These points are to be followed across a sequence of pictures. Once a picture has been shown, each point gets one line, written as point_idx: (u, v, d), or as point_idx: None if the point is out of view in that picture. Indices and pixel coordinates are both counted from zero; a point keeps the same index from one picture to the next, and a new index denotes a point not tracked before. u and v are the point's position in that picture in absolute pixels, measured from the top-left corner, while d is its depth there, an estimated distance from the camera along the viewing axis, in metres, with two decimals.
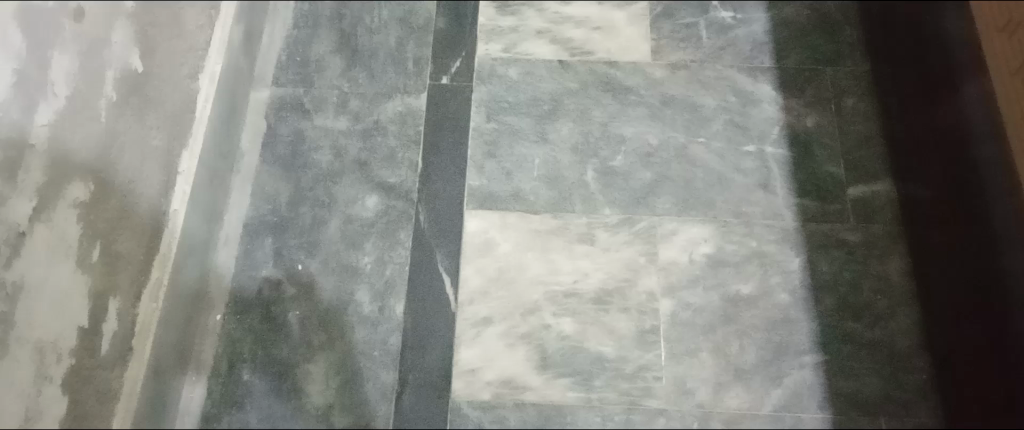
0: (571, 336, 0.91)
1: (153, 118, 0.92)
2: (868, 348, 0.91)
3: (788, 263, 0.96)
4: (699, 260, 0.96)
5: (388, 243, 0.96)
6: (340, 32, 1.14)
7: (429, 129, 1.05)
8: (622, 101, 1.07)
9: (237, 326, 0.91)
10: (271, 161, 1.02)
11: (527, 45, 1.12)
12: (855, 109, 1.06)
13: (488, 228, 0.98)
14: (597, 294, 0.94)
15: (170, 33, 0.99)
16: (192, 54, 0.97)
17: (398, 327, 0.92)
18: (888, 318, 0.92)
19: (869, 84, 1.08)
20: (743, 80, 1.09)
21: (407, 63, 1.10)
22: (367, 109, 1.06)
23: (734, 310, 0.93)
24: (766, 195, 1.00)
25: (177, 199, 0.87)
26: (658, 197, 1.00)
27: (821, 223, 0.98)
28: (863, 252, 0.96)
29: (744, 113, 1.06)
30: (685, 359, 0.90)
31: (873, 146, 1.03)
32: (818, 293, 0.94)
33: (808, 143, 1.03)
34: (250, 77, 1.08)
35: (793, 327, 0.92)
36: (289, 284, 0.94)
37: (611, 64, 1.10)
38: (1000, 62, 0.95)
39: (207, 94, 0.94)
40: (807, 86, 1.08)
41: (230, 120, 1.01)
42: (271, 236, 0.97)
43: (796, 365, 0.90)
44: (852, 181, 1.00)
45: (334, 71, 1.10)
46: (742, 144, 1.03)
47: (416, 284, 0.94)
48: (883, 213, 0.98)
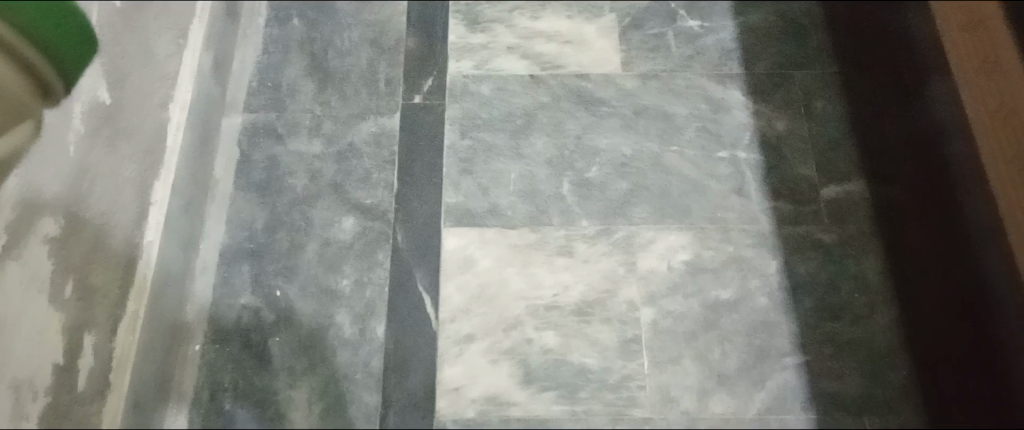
0: (553, 349, 0.91)
1: (125, 147, 0.89)
2: (848, 348, 0.91)
3: (766, 267, 0.96)
4: (678, 267, 0.96)
5: (367, 265, 0.96)
6: (311, 56, 1.14)
7: (404, 149, 1.05)
8: (595, 113, 1.08)
9: (217, 356, 0.91)
10: (246, 187, 1.02)
11: (498, 62, 1.13)
12: (824, 111, 1.07)
13: (467, 245, 0.98)
14: (579, 306, 0.94)
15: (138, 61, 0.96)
16: (161, 83, 0.96)
17: (381, 349, 0.91)
18: (867, 317, 0.93)
19: (837, 87, 1.09)
20: (714, 87, 1.10)
21: (379, 83, 1.11)
22: (341, 132, 1.06)
23: (715, 316, 0.93)
24: (741, 200, 1.01)
25: (152, 230, 0.87)
26: (634, 207, 1.00)
27: (796, 225, 0.99)
28: (838, 252, 0.97)
29: (716, 120, 1.07)
30: (669, 367, 0.90)
31: (844, 147, 1.04)
32: (796, 296, 0.95)
33: (779, 147, 1.04)
34: (222, 104, 1.08)
35: (773, 330, 0.93)
36: (268, 310, 0.93)
37: (583, 77, 1.11)
38: (963, 61, 1.00)
39: (179, 122, 0.95)
40: (776, 91, 1.09)
41: (202, 148, 1.00)
42: (248, 263, 0.96)
43: (778, 368, 0.90)
44: (825, 183, 1.01)
45: (307, 95, 1.10)
46: (715, 151, 1.04)
47: (397, 305, 0.94)
48: (857, 213, 0.99)
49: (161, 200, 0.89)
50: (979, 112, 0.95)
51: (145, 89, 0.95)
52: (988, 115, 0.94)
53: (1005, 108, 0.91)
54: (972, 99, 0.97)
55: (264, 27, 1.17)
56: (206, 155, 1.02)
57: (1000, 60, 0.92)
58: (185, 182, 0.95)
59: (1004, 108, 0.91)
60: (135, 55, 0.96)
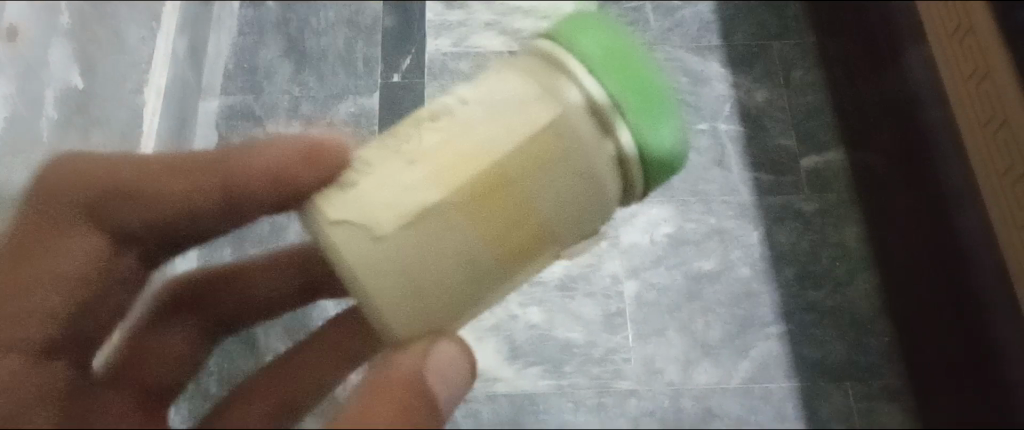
0: (538, 325, 0.92)
1: (99, 138, 0.84)
2: (830, 315, 0.93)
3: (747, 237, 0.97)
4: (660, 240, 0.97)
5: None
6: (287, 37, 1.12)
7: (383, 129, 1.04)
8: None
9: None
10: None
11: (476, 39, 1.12)
12: (803, 81, 1.08)
13: None
14: (562, 281, 0.94)
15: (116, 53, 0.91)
16: (133, 70, 0.92)
17: None
18: (848, 284, 0.94)
19: (817, 56, 1.09)
20: (693, 60, 1.10)
21: (356, 63, 1.10)
22: (320, 112, 1.06)
23: (697, 287, 0.94)
24: (721, 172, 1.01)
25: None
26: None
27: (776, 195, 1.00)
28: (819, 221, 0.98)
29: (695, 93, 1.07)
30: (653, 339, 0.91)
31: (823, 116, 1.05)
32: (778, 264, 0.95)
33: (759, 116, 1.05)
34: (196, 87, 1.06)
35: (756, 300, 0.93)
36: None
37: None
38: (936, 20, 0.94)
39: (153, 108, 0.94)
40: (755, 62, 1.09)
41: (178, 133, 1.00)
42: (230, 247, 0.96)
43: (761, 337, 0.91)
44: (805, 153, 1.02)
45: (284, 77, 1.09)
46: (695, 123, 1.04)
47: None
48: (836, 182, 1.01)
49: None
50: (954, 78, 0.91)
51: (117, 74, 0.89)
52: (963, 79, 0.89)
53: (979, 73, 0.87)
54: (946, 62, 0.92)
55: (236, 8, 1.15)
56: (183, 140, 1.01)
57: (973, 24, 0.88)
58: None
59: (979, 72, 0.87)
60: (108, 38, 0.88)
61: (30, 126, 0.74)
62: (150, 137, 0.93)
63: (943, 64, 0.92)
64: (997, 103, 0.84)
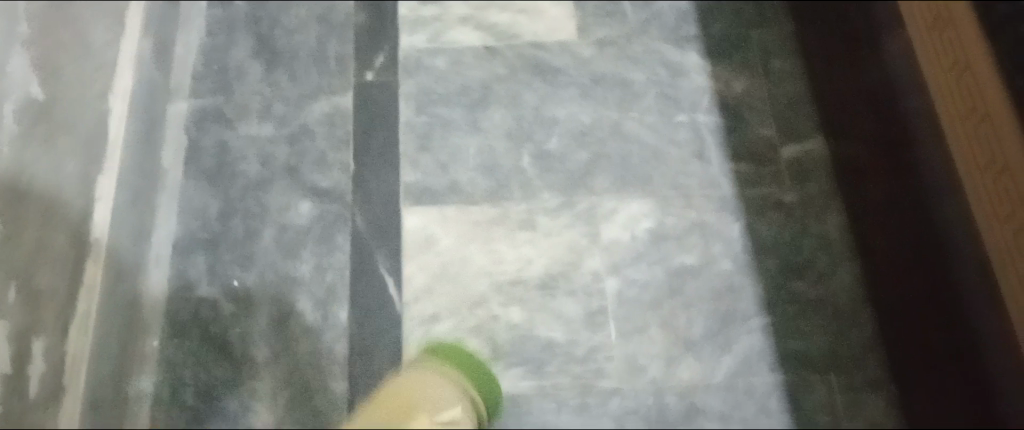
0: (519, 325, 0.91)
1: (65, 145, 0.82)
2: (813, 307, 0.92)
3: (728, 231, 0.96)
4: (641, 235, 0.96)
5: (325, 249, 0.96)
6: (258, 36, 1.10)
7: (358, 128, 1.03)
8: (552, 83, 1.06)
9: (176, 349, 0.91)
10: (197, 176, 1.00)
11: (450, 34, 1.10)
12: (782, 70, 1.06)
13: (428, 224, 0.97)
14: (543, 280, 0.93)
15: (90, 63, 0.88)
16: (99, 75, 0.89)
17: (344, 332, 0.91)
18: (830, 274, 0.93)
19: (795, 45, 1.08)
20: (671, 51, 1.08)
21: (330, 62, 1.08)
22: (293, 113, 1.04)
23: (679, 282, 0.93)
24: (701, 164, 1.00)
25: (98, 227, 0.86)
26: (595, 177, 0.99)
27: (757, 187, 0.99)
28: (800, 212, 0.97)
29: (674, 85, 1.06)
30: (635, 336, 0.90)
31: (802, 104, 1.03)
32: (758, 257, 0.94)
33: (738, 108, 1.04)
34: (166, 88, 1.04)
35: (738, 294, 0.93)
36: (226, 301, 0.93)
37: (538, 46, 1.09)
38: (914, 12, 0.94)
39: (120, 112, 0.92)
40: (734, 52, 1.08)
41: (147, 137, 0.97)
42: (203, 252, 0.96)
43: (743, 332, 0.91)
44: (785, 143, 1.01)
45: (255, 77, 1.07)
46: (675, 116, 1.03)
47: (358, 288, 0.94)
48: (818, 173, 0.99)
49: (108, 194, 0.88)
50: (934, 69, 0.91)
51: (83, 77, 0.86)
52: (943, 71, 0.89)
53: (959, 64, 0.86)
54: (925, 56, 0.92)
55: (206, 7, 1.12)
56: (154, 146, 0.99)
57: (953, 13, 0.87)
58: (132, 176, 0.93)
59: (958, 65, 0.87)
60: (70, 42, 0.85)
61: None
62: (119, 141, 0.91)
63: (921, 59, 0.93)
64: (976, 97, 0.84)
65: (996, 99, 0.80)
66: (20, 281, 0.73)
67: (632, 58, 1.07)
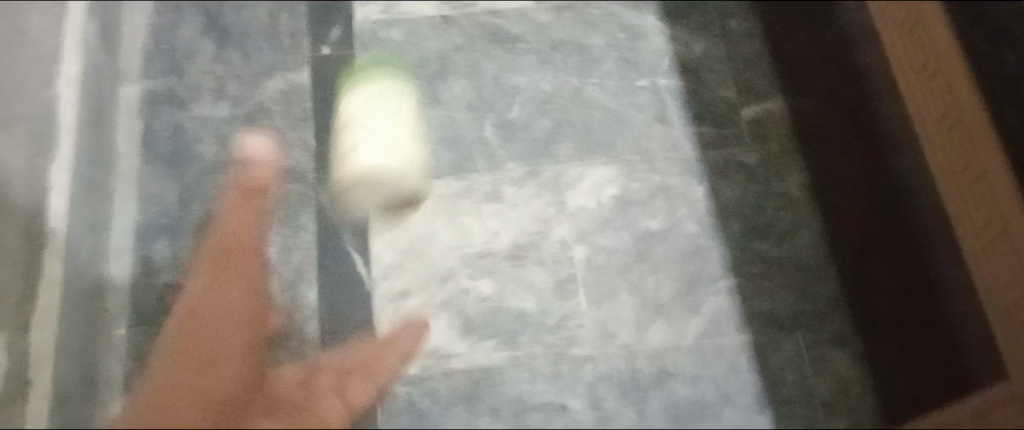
0: (490, 297, 0.91)
1: (8, 137, 0.80)
2: (778, 266, 0.93)
3: (693, 194, 0.97)
4: (607, 202, 0.96)
5: (290, 230, 0.94)
6: (206, 13, 1.07)
7: (316, 105, 1.01)
8: (512, 51, 1.05)
9: (144, 338, 0.90)
10: (152, 162, 0.98)
11: (405, 3, 1.08)
12: (740, 30, 1.06)
13: (393, 200, 0.96)
14: (511, 251, 0.93)
15: (29, 49, 0.85)
16: (41, 61, 0.87)
17: (315, 313, 0.91)
18: (794, 233, 0.95)
19: (752, 4, 1.08)
20: (629, 14, 1.08)
21: (283, 38, 1.05)
22: (248, 92, 1.02)
23: (646, 247, 0.94)
24: (664, 128, 1.00)
25: (53, 218, 0.84)
26: (559, 145, 0.99)
27: (719, 149, 0.99)
28: (762, 173, 0.98)
29: (634, 48, 1.05)
30: (605, 303, 0.91)
31: (761, 64, 1.04)
32: (723, 219, 0.96)
33: (698, 70, 1.04)
34: (114, 73, 1.01)
35: (704, 255, 0.94)
36: (191, 287, 0.92)
37: (495, 13, 1.07)
38: None
39: (68, 98, 0.89)
40: (691, 13, 1.08)
41: (97, 124, 0.95)
42: (165, 239, 0.94)
43: (711, 293, 0.92)
44: (745, 104, 1.02)
45: (206, 56, 1.04)
46: (635, 80, 1.03)
47: (326, 269, 0.93)
48: (779, 132, 1.00)
49: (60, 185, 0.86)
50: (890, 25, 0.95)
51: (23, 66, 0.84)
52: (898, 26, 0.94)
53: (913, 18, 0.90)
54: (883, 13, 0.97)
55: None
56: (105, 133, 0.96)
57: None
58: (84, 165, 0.91)
59: (912, 21, 0.91)
60: (8, 28, 0.82)
61: None
62: (69, 129, 0.88)
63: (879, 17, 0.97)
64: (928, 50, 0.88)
65: (948, 51, 0.84)
66: None
67: (591, 23, 1.07)
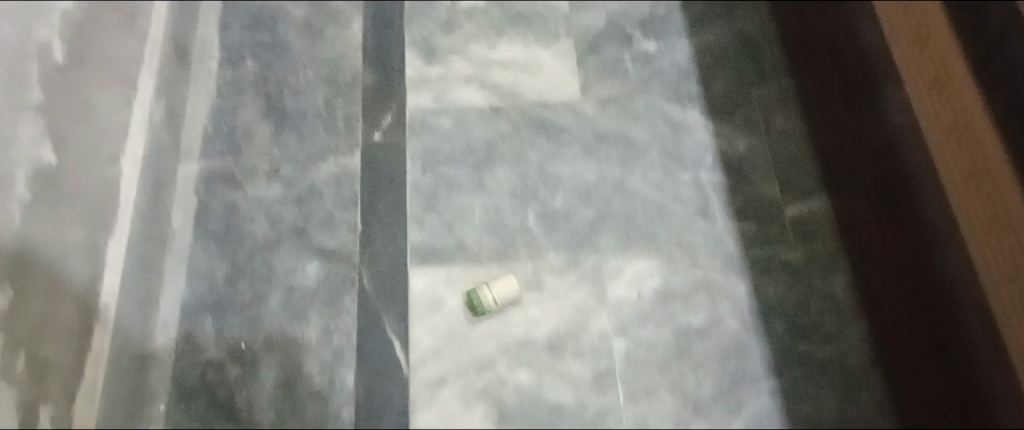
0: (527, 388, 0.91)
1: (70, 212, 0.84)
2: (822, 368, 0.92)
3: (735, 290, 0.96)
4: (648, 295, 0.96)
5: (333, 311, 0.96)
6: (266, 97, 1.11)
7: (365, 188, 1.04)
8: (557, 142, 1.07)
9: (184, 414, 0.90)
10: (205, 238, 1.01)
11: (455, 93, 1.12)
12: (784, 128, 1.07)
13: (435, 285, 0.97)
14: (551, 341, 0.93)
15: (96, 129, 0.89)
16: (105, 139, 0.91)
17: (352, 397, 0.91)
18: (838, 335, 0.93)
19: (796, 102, 1.09)
20: (674, 109, 1.09)
21: (337, 122, 1.09)
22: (301, 174, 1.05)
23: (687, 342, 0.93)
24: (706, 222, 1.01)
25: (106, 291, 0.89)
26: (601, 235, 1.00)
27: (762, 246, 0.99)
28: (806, 272, 0.97)
29: (677, 143, 1.07)
30: (643, 398, 0.90)
31: (804, 163, 1.05)
32: (766, 318, 0.95)
33: (742, 167, 1.05)
34: (176, 151, 1.05)
35: (746, 354, 0.92)
36: (234, 364, 0.93)
37: (542, 104, 1.10)
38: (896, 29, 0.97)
39: (130, 177, 0.95)
40: (735, 110, 1.09)
41: (156, 201, 0.98)
42: (211, 316, 0.96)
43: (753, 392, 0.91)
44: (789, 202, 1.02)
45: (263, 138, 1.08)
46: (679, 174, 1.04)
47: (366, 351, 0.94)
48: (823, 232, 1.00)
49: (114, 258, 0.90)
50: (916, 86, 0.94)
51: (91, 145, 0.88)
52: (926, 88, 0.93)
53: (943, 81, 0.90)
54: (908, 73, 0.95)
55: (215, 70, 1.14)
56: (162, 209, 1.00)
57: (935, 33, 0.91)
58: (140, 239, 0.95)
59: (942, 81, 0.90)
60: (78, 109, 0.87)
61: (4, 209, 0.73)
62: (126, 205, 0.93)
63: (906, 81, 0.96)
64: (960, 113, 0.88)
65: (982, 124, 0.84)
66: (28, 352, 0.76)
67: (636, 116, 1.09)
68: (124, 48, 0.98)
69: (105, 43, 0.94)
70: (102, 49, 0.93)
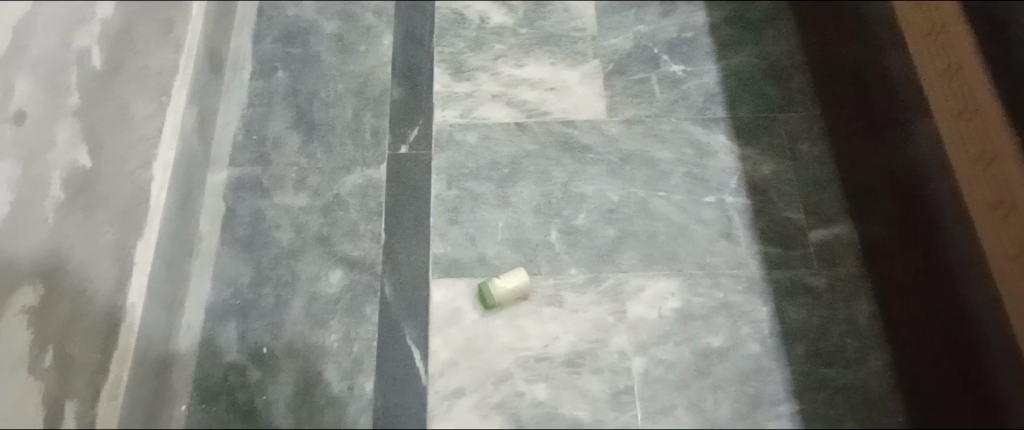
0: (544, 402, 0.91)
1: (103, 215, 0.86)
2: (843, 393, 0.90)
3: (756, 313, 0.96)
4: (668, 315, 0.96)
5: (354, 320, 0.96)
6: (296, 108, 1.13)
7: (390, 200, 1.05)
8: (581, 160, 1.08)
9: (202, 416, 0.91)
10: (231, 244, 1.02)
11: (482, 110, 1.13)
12: (809, 153, 1.07)
13: (455, 297, 0.98)
14: (569, 357, 0.93)
15: (131, 135, 0.92)
16: (141, 145, 0.93)
17: (369, 404, 0.91)
18: (860, 361, 0.92)
19: (821, 128, 1.09)
20: (698, 131, 1.10)
21: (364, 135, 1.11)
22: (327, 184, 1.06)
23: (706, 363, 0.93)
24: (728, 244, 1.01)
25: (133, 292, 0.88)
26: (622, 253, 1.00)
27: (785, 269, 0.99)
28: (829, 297, 0.96)
29: (701, 165, 1.07)
30: (661, 417, 0.89)
31: (829, 188, 1.04)
32: (787, 341, 0.94)
33: (766, 190, 1.05)
34: (206, 159, 1.07)
35: (766, 377, 0.92)
36: (254, 368, 0.94)
37: (567, 123, 1.11)
38: (927, 63, 1.00)
39: (161, 183, 0.95)
40: (760, 134, 1.09)
41: (184, 206, 1.00)
42: (234, 320, 0.97)
43: (772, 416, 0.89)
44: (813, 226, 1.01)
45: (292, 148, 1.10)
46: (702, 196, 1.04)
47: (385, 360, 0.94)
48: (846, 257, 0.99)
49: (145, 261, 0.90)
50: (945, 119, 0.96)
51: (125, 148, 0.91)
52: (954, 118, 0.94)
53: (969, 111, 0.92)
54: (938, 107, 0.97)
55: (248, 81, 1.16)
56: (190, 214, 1.02)
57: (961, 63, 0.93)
58: (168, 242, 0.95)
59: (968, 112, 0.92)
60: (112, 115, 0.90)
61: (34, 205, 0.78)
62: (157, 209, 0.93)
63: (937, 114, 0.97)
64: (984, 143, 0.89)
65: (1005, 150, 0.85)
66: (54, 348, 0.78)
67: (660, 137, 1.10)
68: (161, 57, 1.00)
69: (142, 53, 0.97)
70: (138, 58, 0.96)
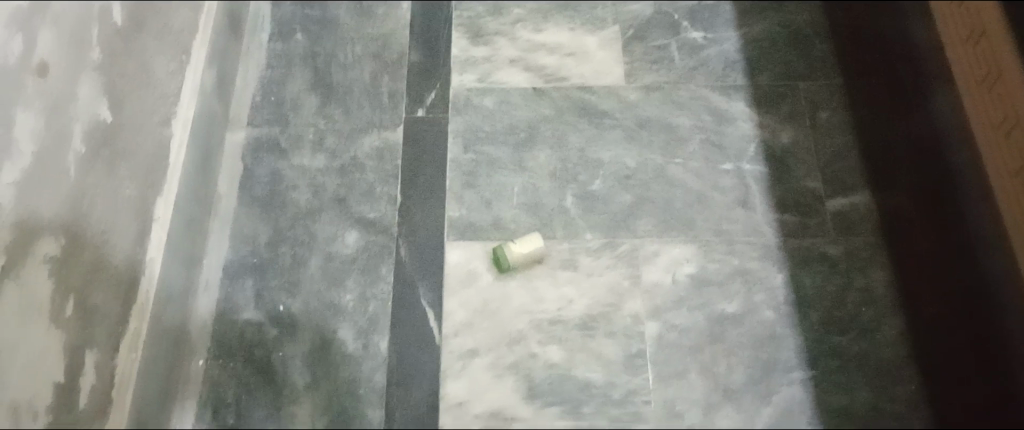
0: (558, 364, 0.91)
1: (125, 170, 0.87)
2: (856, 361, 0.90)
3: (772, 280, 0.96)
4: (682, 280, 0.96)
5: (369, 280, 0.97)
6: (314, 70, 1.14)
7: (407, 163, 1.06)
8: (598, 125, 1.07)
9: (221, 370, 0.92)
10: (249, 203, 1.03)
11: (499, 74, 1.13)
12: (830, 122, 1.06)
13: (470, 259, 0.98)
14: (583, 320, 0.94)
15: (151, 92, 0.93)
16: (163, 102, 0.94)
17: (384, 363, 0.92)
18: (874, 330, 0.92)
19: (843, 97, 1.08)
20: (718, 99, 1.09)
21: (382, 97, 1.11)
22: (344, 146, 1.07)
23: (720, 329, 0.93)
24: (745, 212, 1.00)
25: (154, 247, 0.88)
26: (638, 219, 1.00)
27: (801, 237, 0.98)
28: (845, 265, 0.96)
29: (720, 132, 1.06)
30: (673, 381, 0.90)
31: (849, 156, 1.03)
32: (801, 309, 0.94)
33: (785, 158, 1.04)
34: (225, 119, 1.08)
35: (780, 343, 0.92)
36: (271, 325, 0.95)
37: (586, 89, 1.11)
38: (952, 31, 0.99)
39: (182, 139, 0.94)
40: (781, 102, 1.08)
41: (206, 165, 1.01)
42: (251, 278, 0.98)
43: (785, 382, 0.89)
44: (831, 195, 1.01)
45: (310, 109, 1.10)
46: (719, 163, 1.04)
47: (399, 320, 0.95)
48: (864, 226, 0.98)
49: None
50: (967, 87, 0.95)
51: (146, 107, 0.92)
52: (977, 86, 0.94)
53: (993, 75, 0.91)
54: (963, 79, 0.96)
55: (267, 43, 1.17)
56: (210, 173, 1.03)
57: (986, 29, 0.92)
58: (189, 201, 0.96)
59: (991, 78, 0.91)
60: (133, 73, 0.91)
61: (57, 157, 0.80)
62: (178, 166, 0.93)
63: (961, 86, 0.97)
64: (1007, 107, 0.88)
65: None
66: (76, 296, 0.79)
67: (679, 103, 1.09)
68: (182, 17, 1.02)
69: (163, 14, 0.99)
70: (158, 18, 0.98)
